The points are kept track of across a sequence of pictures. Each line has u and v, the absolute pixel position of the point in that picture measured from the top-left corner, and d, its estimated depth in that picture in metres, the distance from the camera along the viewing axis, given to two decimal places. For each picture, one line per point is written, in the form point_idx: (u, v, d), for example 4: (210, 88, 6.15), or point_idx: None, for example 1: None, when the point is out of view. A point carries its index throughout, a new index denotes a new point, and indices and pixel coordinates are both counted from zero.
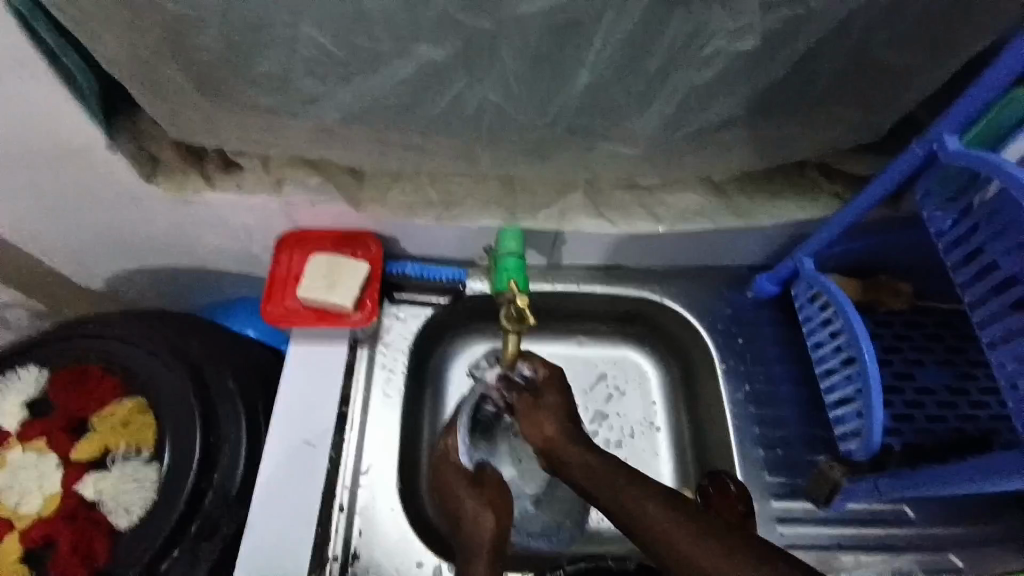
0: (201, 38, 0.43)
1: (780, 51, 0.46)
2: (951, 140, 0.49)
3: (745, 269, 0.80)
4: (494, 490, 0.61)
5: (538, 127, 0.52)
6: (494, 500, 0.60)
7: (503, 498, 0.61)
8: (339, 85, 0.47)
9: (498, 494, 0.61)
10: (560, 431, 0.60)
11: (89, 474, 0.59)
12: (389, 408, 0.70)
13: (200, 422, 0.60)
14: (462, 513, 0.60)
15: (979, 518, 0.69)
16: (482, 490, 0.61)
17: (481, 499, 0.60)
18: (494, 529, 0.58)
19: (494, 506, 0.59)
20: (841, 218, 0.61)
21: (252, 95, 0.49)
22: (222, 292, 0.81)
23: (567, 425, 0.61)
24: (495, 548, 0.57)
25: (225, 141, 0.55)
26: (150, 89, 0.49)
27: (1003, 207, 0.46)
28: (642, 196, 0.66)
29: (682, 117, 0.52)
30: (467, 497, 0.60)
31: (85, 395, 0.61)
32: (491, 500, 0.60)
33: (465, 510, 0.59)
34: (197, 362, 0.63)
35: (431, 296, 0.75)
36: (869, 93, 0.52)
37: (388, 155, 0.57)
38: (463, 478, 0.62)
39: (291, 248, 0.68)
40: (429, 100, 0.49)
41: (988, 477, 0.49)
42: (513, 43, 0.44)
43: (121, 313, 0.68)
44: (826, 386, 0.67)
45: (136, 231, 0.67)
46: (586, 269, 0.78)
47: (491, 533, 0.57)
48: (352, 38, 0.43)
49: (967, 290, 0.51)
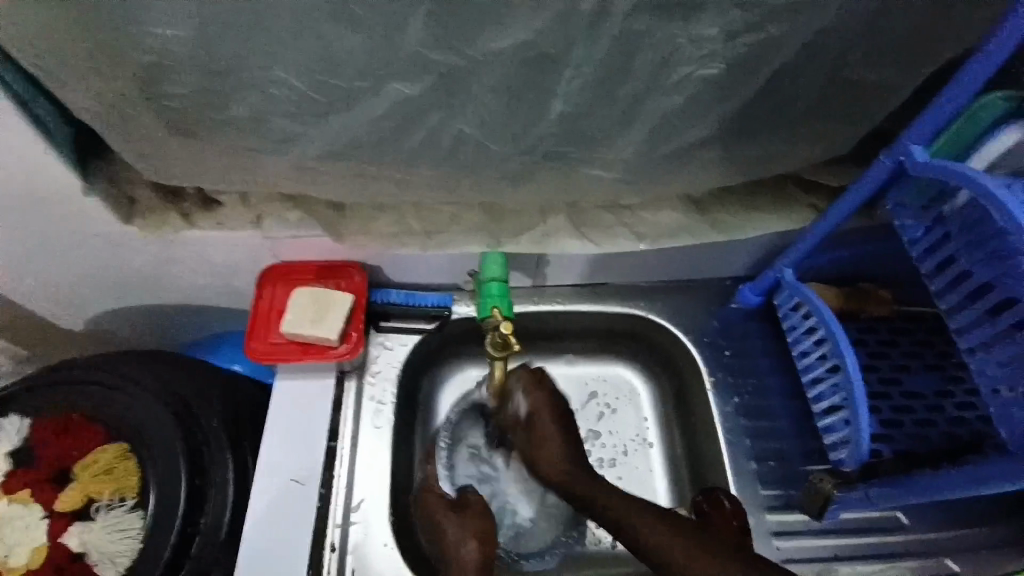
0: (172, 84, 0.43)
1: (748, 75, 0.47)
2: (917, 151, 0.50)
3: (730, 280, 0.80)
4: (478, 516, 0.61)
5: (516, 155, 0.53)
6: (477, 525, 0.61)
7: (488, 522, 0.61)
8: (313, 123, 0.47)
9: (481, 522, 0.61)
10: (558, 452, 0.63)
11: (74, 524, 0.58)
12: (379, 440, 0.70)
13: (187, 466, 0.59)
14: (448, 544, 0.60)
15: (975, 520, 0.69)
16: (464, 517, 0.61)
17: (465, 526, 0.60)
18: (479, 561, 0.58)
19: (478, 533, 0.60)
20: (817, 230, 0.62)
21: (226, 136, 0.49)
22: (206, 327, 0.80)
23: (568, 446, 0.63)
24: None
25: (202, 181, 0.55)
26: (123, 134, 0.49)
27: (974, 216, 0.47)
28: (623, 215, 0.66)
29: (657, 141, 0.52)
30: (451, 528, 0.61)
31: (69, 443, 0.60)
32: (476, 528, 0.60)
33: (448, 539, 0.60)
34: (180, 406, 0.62)
35: (418, 323, 0.74)
36: (840, 107, 0.52)
37: (367, 188, 0.57)
38: (445, 503, 0.63)
39: (274, 282, 0.68)
40: (404, 135, 0.49)
41: (977, 483, 0.50)
42: (484, 76, 0.45)
43: (102, 356, 0.66)
44: (814, 395, 0.67)
45: (115, 273, 0.66)
46: (572, 288, 0.78)
47: (477, 561, 0.58)
48: (322, 78, 0.43)
49: (943, 298, 0.51)
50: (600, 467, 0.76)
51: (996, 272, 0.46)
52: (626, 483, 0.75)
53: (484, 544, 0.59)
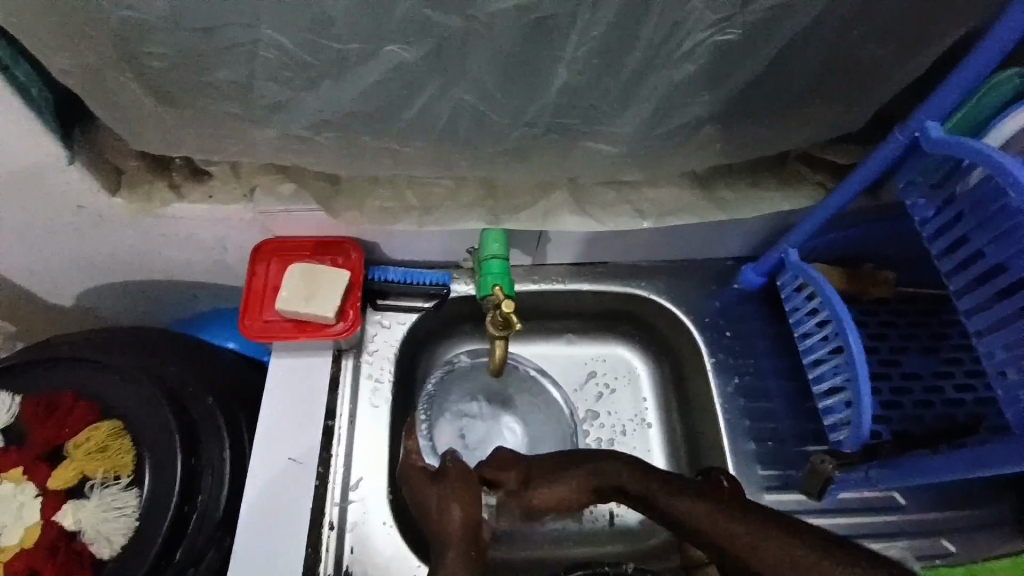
0: (155, 44, 0.41)
1: (760, 45, 0.45)
2: (933, 127, 0.48)
3: (731, 260, 0.79)
4: (463, 476, 0.57)
5: (517, 127, 0.51)
6: (461, 488, 0.56)
7: (473, 483, 0.56)
8: (306, 90, 0.45)
9: (464, 487, 0.56)
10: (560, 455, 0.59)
11: (67, 503, 0.56)
12: (376, 419, 0.69)
13: (180, 445, 0.58)
14: (432, 510, 0.56)
15: (970, 502, 0.69)
16: (446, 481, 0.57)
17: (447, 492, 0.56)
18: (464, 522, 0.54)
19: (461, 496, 0.55)
20: (822, 210, 0.60)
21: (214, 102, 0.47)
22: (197, 305, 0.78)
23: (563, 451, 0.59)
24: (472, 537, 0.54)
25: (189, 151, 0.53)
26: (107, 101, 0.47)
27: (986, 197, 0.46)
28: (625, 192, 0.64)
29: (663, 115, 0.51)
30: (432, 494, 0.56)
31: (58, 422, 0.58)
32: (458, 490, 0.56)
33: (431, 504, 0.56)
34: (174, 387, 0.61)
35: (416, 302, 0.73)
36: (850, 82, 0.51)
37: (362, 161, 0.55)
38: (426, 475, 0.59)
39: (268, 258, 0.66)
40: (401, 104, 0.47)
41: (981, 466, 0.49)
42: (485, 43, 0.43)
43: (94, 334, 0.65)
44: (814, 376, 0.66)
45: (104, 246, 0.65)
46: (571, 267, 0.76)
47: (461, 524, 0.54)
48: (315, 42, 0.41)
49: (950, 280, 0.50)
50: (597, 447, 0.75)
51: (1007, 253, 0.45)
52: None
53: (468, 504, 0.55)
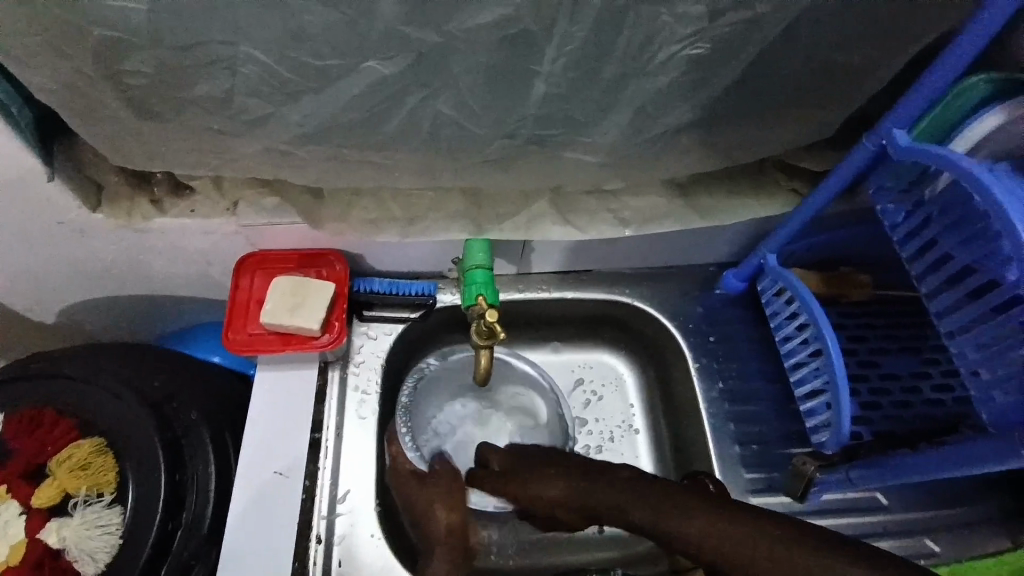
0: (135, 61, 0.42)
1: (732, 56, 0.46)
2: (901, 134, 0.50)
3: (714, 266, 0.80)
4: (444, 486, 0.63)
5: (498, 138, 0.51)
6: (443, 494, 0.63)
7: (456, 490, 0.63)
8: (287, 104, 0.46)
9: (449, 491, 0.63)
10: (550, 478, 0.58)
11: (52, 521, 0.55)
12: (364, 430, 0.69)
13: (164, 460, 0.57)
14: (418, 513, 0.63)
15: (951, 501, 0.70)
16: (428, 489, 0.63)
17: (430, 498, 0.63)
18: (448, 527, 0.61)
19: (443, 501, 0.62)
20: (798, 217, 0.62)
21: (196, 118, 0.47)
22: (182, 319, 0.78)
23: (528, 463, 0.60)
24: (457, 542, 0.60)
25: (171, 166, 0.53)
26: (87, 118, 0.47)
27: (953, 200, 0.47)
28: (606, 201, 0.65)
29: (640, 125, 0.52)
30: (418, 499, 0.63)
31: (41, 440, 0.57)
32: (441, 497, 0.62)
33: (418, 510, 0.63)
34: (158, 402, 0.61)
35: (402, 313, 0.73)
36: (821, 92, 0.52)
37: (345, 173, 0.55)
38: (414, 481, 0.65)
39: (252, 271, 0.66)
40: (382, 117, 0.48)
41: (963, 465, 0.49)
42: (463, 56, 0.43)
43: (77, 349, 0.65)
44: (795, 378, 0.67)
45: (85, 262, 0.64)
46: (556, 275, 0.77)
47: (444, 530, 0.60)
48: (295, 57, 0.42)
49: (922, 282, 0.52)
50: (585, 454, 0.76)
51: (976, 254, 0.46)
52: None
53: (451, 509, 0.62)
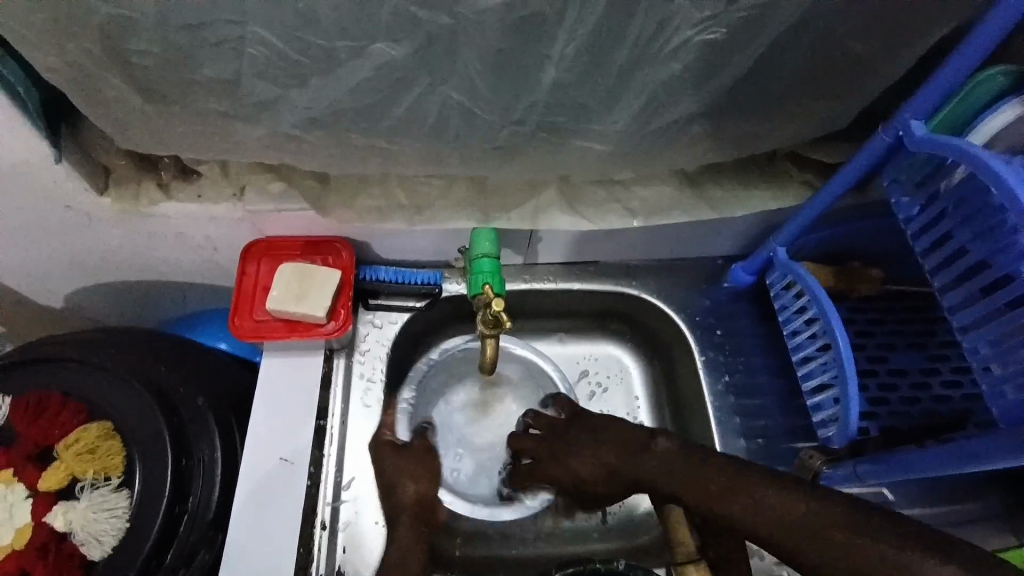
0: (142, 41, 0.41)
1: (747, 44, 0.45)
2: (916, 126, 0.49)
3: (722, 259, 0.79)
4: (418, 458, 0.65)
5: (506, 125, 0.51)
6: (416, 466, 0.64)
7: (430, 463, 0.65)
8: (294, 88, 0.45)
9: (426, 464, 0.64)
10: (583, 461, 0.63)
11: (59, 504, 0.56)
12: (369, 418, 0.70)
13: (170, 444, 0.58)
14: (388, 478, 0.63)
15: (957, 499, 0.70)
16: (404, 458, 0.65)
17: (404, 468, 0.64)
18: (416, 498, 0.62)
19: (414, 474, 0.63)
20: (809, 209, 0.61)
21: (202, 101, 0.47)
22: (188, 305, 0.78)
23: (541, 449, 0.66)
24: (422, 512, 0.62)
25: (178, 149, 0.53)
26: (95, 100, 0.47)
27: (969, 193, 0.47)
28: (615, 191, 0.65)
29: (651, 113, 0.51)
30: (391, 467, 0.64)
31: (48, 424, 0.57)
32: (413, 468, 0.64)
33: (388, 478, 0.63)
34: (163, 387, 0.61)
35: (408, 301, 0.73)
36: (836, 81, 0.51)
37: (352, 160, 0.55)
38: (392, 447, 0.65)
39: (258, 257, 0.66)
40: (389, 102, 0.47)
41: (969, 462, 0.48)
42: (473, 41, 0.43)
43: (85, 334, 0.65)
44: (803, 373, 0.67)
45: (93, 246, 0.64)
46: (562, 266, 0.77)
47: (413, 501, 0.62)
48: (302, 39, 0.41)
49: (936, 276, 0.51)
50: None
51: (992, 248, 0.45)
52: None
53: (421, 482, 0.63)
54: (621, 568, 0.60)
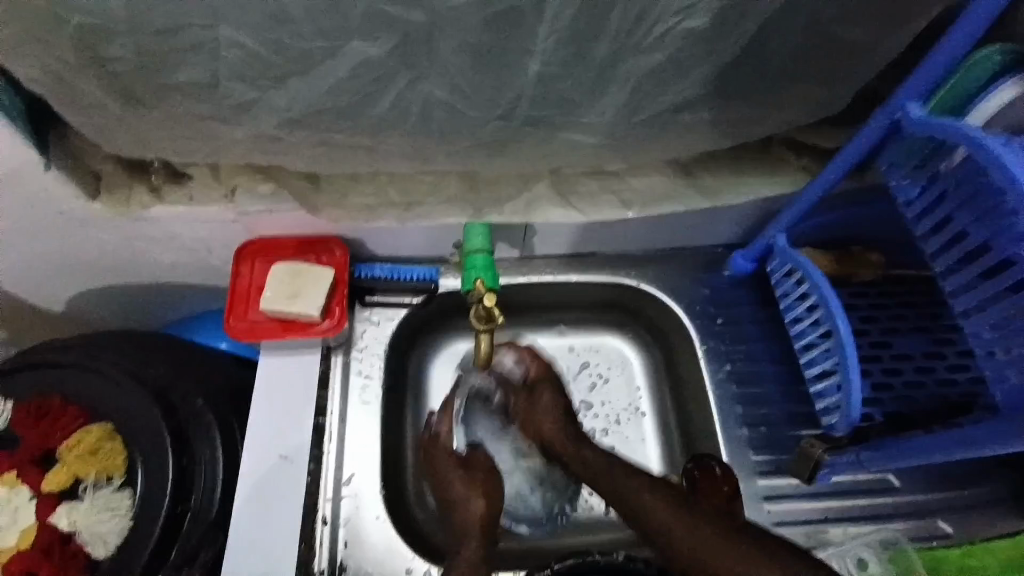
0: (116, 46, 0.41)
1: (732, 31, 0.44)
2: (914, 107, 0.48)
3: (722, 247, 0.78)
4: (484, 473, 0.63)
5: (490, 121, 0.50)
6: (483, 483, 0.62)
7: (493, 479, 0.63)
8: (272, 88, 0.45)
9: (487, 478, 0.63)
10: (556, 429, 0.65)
11: (62, 505, 0.57)
12: (368, 415, 0.69)
13: (172, 445, 0.58)
14: (453, 496, 0.62)
15: (966, 483, 0.68)
16: (472, 474, 0.63)
17: (471, 482, 0.62)
18: (483, 515, 0.60)
19: (483, 489, 0.62)
20: (810, 192, 0.59)
21: (184, 106, 0.46)
22: (188, 306, 0.78)
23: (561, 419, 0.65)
24: (488, 529, 0.60)
25: (163, 153, 0.53)
26: (74, 107, 0.46)
27: (969, 173, 0.45)
28: (609, 181, 0.64)
29: (640, 102, 0.50)
30: (458, 483, 0.62)
31: (51, 426, 0.58)
32: (481, 483, 0.62)
33: (456, 495, 0.61)
34: (161, 388, 0.61)
35: (404, 297, 0.73)
36: (831, 62, 0.50)
37: (339, 158, 0.54)
38: (452, 461, 0.64)
39: (252, 258, 0.66)
40: (370, 100, 0.47)
41: (967, 446, 0.48)
42: (449, 35, 0.42)
43: (85, 337, 0.66)
44: (805, 360, 0.66)
45: (89, 252, 0.65)
46: (560, 258, 0.76)
47: (481, 517, 0.60)
48: (276, 38, 0.41)
49: (937, 260, 0.49)
50: (591, 437, 0.75)
51: (990, 232, 0.44)
52: (618, 452, 0.75)
53: (490, 499, 0.61)
54: (621, 559, 0.60)
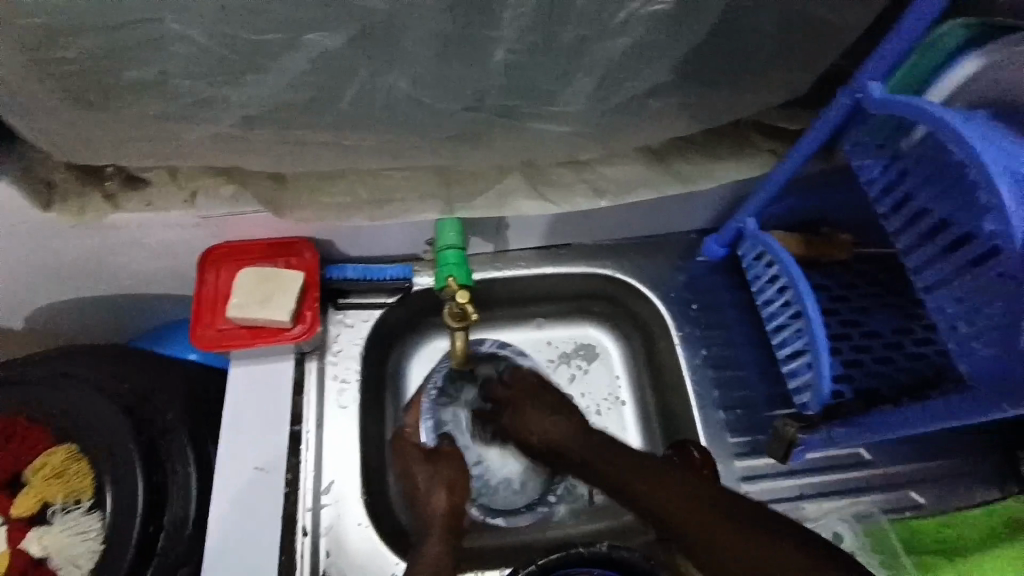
0: (64, 47, 0.39)
1: (695, 15, 0.45)
2: (874, 88, 0.49)
3: (694, 233, 0.79)
4: (450, 466, 0.62)
5: (457, 112, 0.49)
6: (449, 475, 0.62)
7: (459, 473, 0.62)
8: (230, 85, 0.43)
9: (454, 470, 0.62)
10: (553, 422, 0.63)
11: (32, 530, 0.55)
12: (345, 419, 0.68)
13: (141, 462, 0.56)
14: (420, 487, 0.61)
15: (936, 453, 0.70)
16: (437, 467, 0.62)
17: (436, 474, 0.61)
18: (447, 509, 0.59)
19: (450, 482, 0.61)
20: (778, 175, 0.60)
21: (139, 107, 0.45)
22: (154, 317, 0.76)
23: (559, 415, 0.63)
24: (451, 524, 0.59)
25: (118, 158, 0.51)
26: (16, 108, 0.44)
27: (932, 151, 0.46)
28: (581, 172, 0.64)
29: (609, 88, 0.49)
30: (423, 474, 0.62)
31: (15, 448, 0.56)
32: (447, 476, 0.61)
33: (420, 486, 0.61)
34: (128, 402, 0.59)
35: (377, 298, 0.72)
36: (792, 44, 0.50)
37: (304, 156, 0.53)
38: (420, 452, 0.63)
39: (218, 264, 0.64)
40: (333, 96, 0.45)
41: (945, 417, 0.48)
42: (411, 25, 0.41)
43: (44, 354, 0.63)
44: (778, 341, 0.67)
45: (44, 264, 0.62)
46: (534, 250, 0.76)
47: (443, 513, 0.59)
48: (230, 31, 0.40)
49: (900, 237, 0.50)
50: None
51: (953, 208, 0.45)
52: None
53: (455, 492, 0.60)
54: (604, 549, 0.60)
